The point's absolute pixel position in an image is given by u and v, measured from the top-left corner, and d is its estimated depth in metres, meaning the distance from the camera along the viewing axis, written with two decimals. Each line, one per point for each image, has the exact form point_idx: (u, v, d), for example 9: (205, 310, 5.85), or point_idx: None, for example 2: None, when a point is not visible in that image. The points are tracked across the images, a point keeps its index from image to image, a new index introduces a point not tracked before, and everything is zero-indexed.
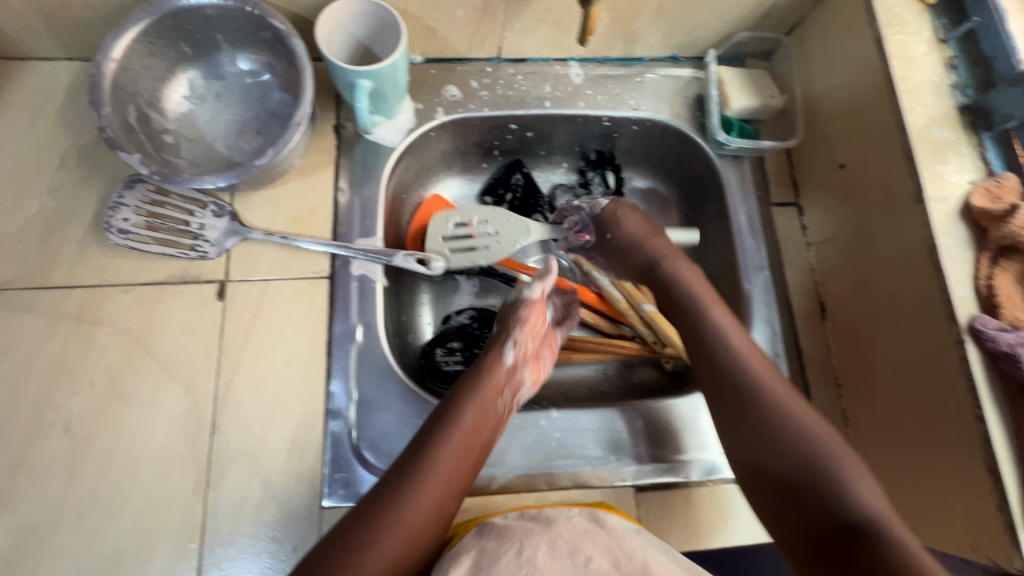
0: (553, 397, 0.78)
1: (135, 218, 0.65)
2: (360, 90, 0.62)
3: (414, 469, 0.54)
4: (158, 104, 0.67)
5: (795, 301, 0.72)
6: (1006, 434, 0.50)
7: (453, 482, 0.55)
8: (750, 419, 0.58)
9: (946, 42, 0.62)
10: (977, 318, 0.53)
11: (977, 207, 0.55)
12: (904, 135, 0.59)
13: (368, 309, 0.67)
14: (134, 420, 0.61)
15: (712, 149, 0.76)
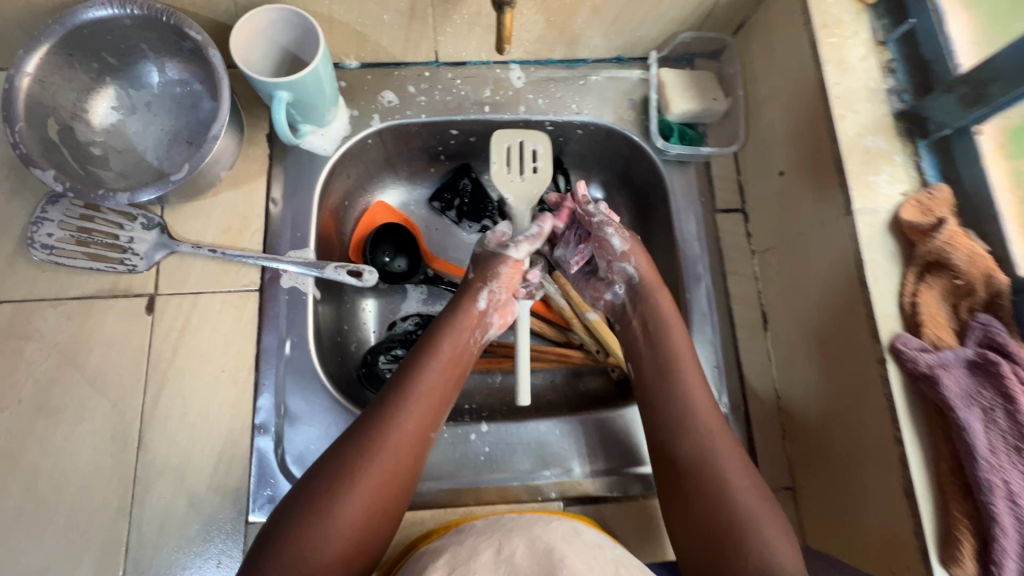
0: (497, 407, 0.77)
1: (60, 233, 0.65)
2: (279, 102, 0.61)
3: (340, 476, 0.52)
4: (83, 116, 0.66)
5: (736, 310, 0.71)
6: (924, 457, 0.49)
7: (386, 490, 0.53)
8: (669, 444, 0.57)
9: (884, 44, 0.60)
10: (899, 337, 0.51)
11: (905, 221, 0.53)
12: (835, 143, 0.57)
13: (298, 322, 0.67)
14: (61, 435, 0.61)
15: (655, 154, 0.74)
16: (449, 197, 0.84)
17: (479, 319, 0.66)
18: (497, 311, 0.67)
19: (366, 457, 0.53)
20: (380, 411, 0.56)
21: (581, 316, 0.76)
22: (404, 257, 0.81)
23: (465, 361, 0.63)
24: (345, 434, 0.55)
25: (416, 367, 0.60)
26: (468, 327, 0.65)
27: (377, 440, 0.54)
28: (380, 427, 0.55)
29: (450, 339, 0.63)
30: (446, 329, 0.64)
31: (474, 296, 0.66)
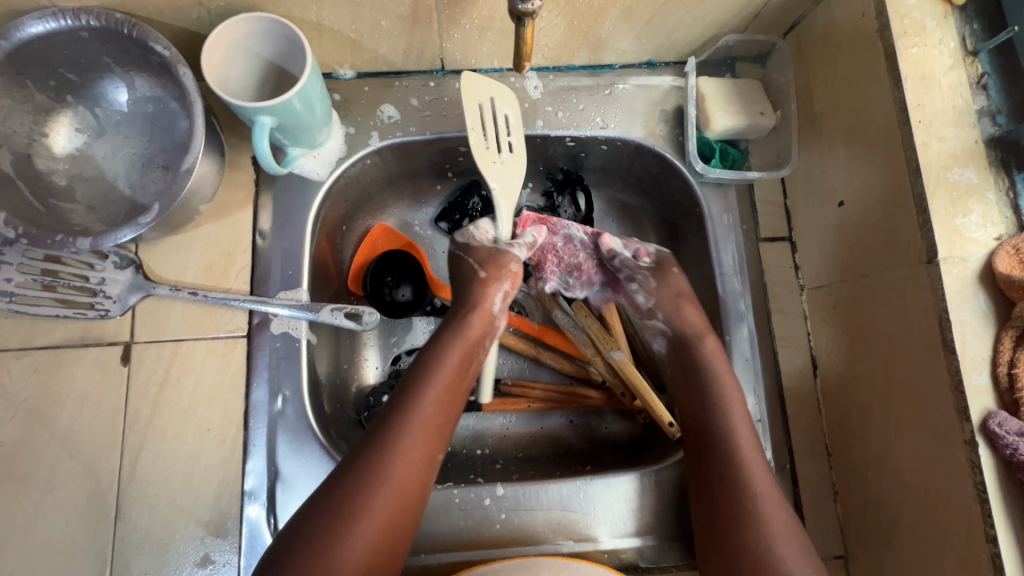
0: (510, 454, 0.70)
1: (20, 277, 0.57)
2: (261, 129, 0.53)
3: (340, 511, 0.47)
4: (43, 142, 0.58)
5: (782, 354, 0.63)
6: (1020, 559, 0.42)
7: (391, 522, 0.48)
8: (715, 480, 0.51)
9: (975, 55, 0.50)
10: (993, 416, 0.43)
11: (1001, 274, 0.45)
12: (916, 177, 0.48)
13: (291, 372, 0.60)
14: (30, 504, 0.55)
15: (691, 176, 0.65)
16: (457, 218, 0.75)
17: (491, 324, 0.59)
18: (508, 316, 0.61)
19: (372, 483, 0.48)
20: (387, 430, 0.51)
21: (604, 354, 0.67)
22: (409, 285, 0.74)
23: (475, 371, 0.57)
24: (350, 453, 0.51)
25: (422, 380, 0.54)
26: (479, 333, 0.58)
27: (384, 464, 0.49)
28: (386, 450, 0.50)
29: (458, 350, 0.56)
30: (452, 336, 0.57)
31: (490, 297, 0.59)
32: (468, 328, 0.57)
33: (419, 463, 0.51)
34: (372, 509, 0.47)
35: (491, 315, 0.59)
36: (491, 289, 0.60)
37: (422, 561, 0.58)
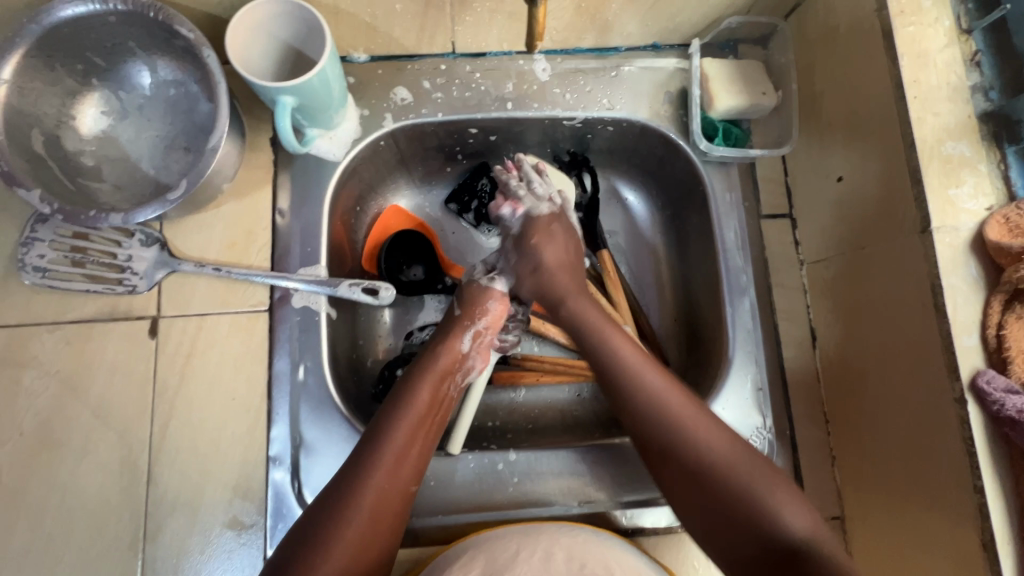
0: (520, 426, 0.73)
1: (52, 253, 0.60)
2: (282, 108, 0.55)
3: (321, 539, 0.48)
4: (70, 123, 0.60)
5: (782, 326, 0.65)
6: (1006, 508, 0.45)
7: (370, 548, 0.49)
8: (675, 467, 0.52)
9: (969, 32, 0.52)
10: (982, 374, 0.46)
11: (991, 241, 0.47)
12: (911, 150, 0.50)
13: (311, 345, 0.62)
14: (66, 469, 0.58)
15: (695, 155, 0.67)
16: (467, 200, 0.78)
17: (459, 361, 0.62)
18: (480, 355, 0.65)
19: (347, 511, 0.49)
20: (355, 466, 0.52)
21: None
22: (421, 265, 0.76)
23: (443, 408, 0.59)
24: (329, 483, 0.52)
25: (394, 412, 0.55)
26: (447, 371, 0.61)
27: (358, 493, 0.50)
28: (359, 479, 0.51)
29: (427, 386, 0.58)
30: (421, 373, 0.59)
31: (460, 335, 0.63)
32: (437, 365, 0.60)
33: (393, 495, 0.52)
34: (346, 537, 0.48)
35: (460, 353, 0.62)
36: (460, 327, 0.63)
37: (439, 522, 0.61)
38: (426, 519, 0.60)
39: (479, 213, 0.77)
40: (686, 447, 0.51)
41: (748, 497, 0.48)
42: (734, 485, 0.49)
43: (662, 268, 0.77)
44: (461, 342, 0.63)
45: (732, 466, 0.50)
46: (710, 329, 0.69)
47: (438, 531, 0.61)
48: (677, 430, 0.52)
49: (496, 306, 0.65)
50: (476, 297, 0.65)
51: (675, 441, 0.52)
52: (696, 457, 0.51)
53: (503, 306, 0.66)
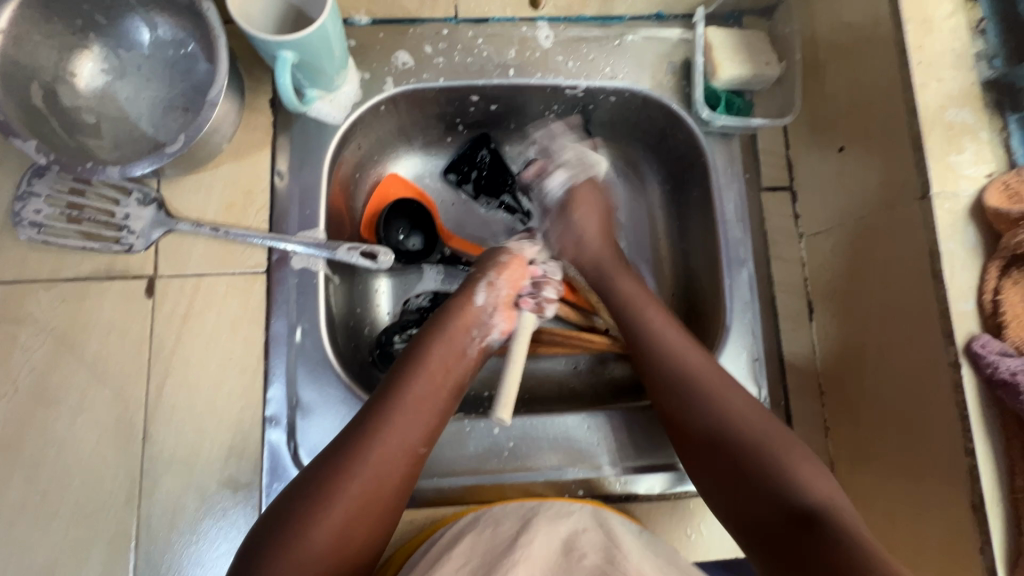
0: (516, 395, 0.73)
1: (48, 209, 0.60)
2: (282, 64, 0.55)
3: (322, 492, 0.48)
4: (67, 79, 0.59)
5: (780, 298, 0.65)
6: (997, 469, 0.45)
7: (374, 505, 0.49)
8: (676, 394, 0.55)
9: (975, 0, 0.52)
10: (977, 339, 0.46)
11: (990, 207, 0.47)
12: (913, 117, 0.50)
13: (308, 307, 0.62)
14: (63, 425, 0.58)
15: (697, 126, 0.67)
16: (466, 170, 0.76)
17: (476, 318, 0.60)
18: (499, 310, 0.62)
19: (354, 469, 0.49)
20: (366, 420, 0.52)
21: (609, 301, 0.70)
22: (419, 235, 0.74)
23: (461, 363, 0.58)
24: (334, 441, 0.52)
25: (408, 366, 0.56)
26: (460, 327, 0.59)
27: (365, 451, 0.50)
28: (369, 438, 0.51)
29: (445, 337, 0.58)
30: (436, 329, 0.59)
31: (474, 291, 0.61)
32: (453, 320, 0.59)
33: (401, 453, 0.51)
34: (348, 491, 0.48)
35: (475, 307, 0.61)
36: (476, 281, 0.62)
37: (434, 485, 0.61)
38: (422, 481, 0.61)
39: (478, 183, 0.76)
40: (701, 402, 0.53)
41: (754, 438, 0.50)
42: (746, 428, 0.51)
43: (661, 244, 0.76)
44: (480, 300, 0.61)
45: (761, 429, 0.51)
46: (708, 301, 0.69)
47: (434, 494, 0.61)
48: (713, 390, 0.54)
49: (511, 263, 0.64)
50: (491, 257, 0.65)
51: (716, 405, 0.53)
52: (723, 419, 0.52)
53: (519, 260, 0.65)
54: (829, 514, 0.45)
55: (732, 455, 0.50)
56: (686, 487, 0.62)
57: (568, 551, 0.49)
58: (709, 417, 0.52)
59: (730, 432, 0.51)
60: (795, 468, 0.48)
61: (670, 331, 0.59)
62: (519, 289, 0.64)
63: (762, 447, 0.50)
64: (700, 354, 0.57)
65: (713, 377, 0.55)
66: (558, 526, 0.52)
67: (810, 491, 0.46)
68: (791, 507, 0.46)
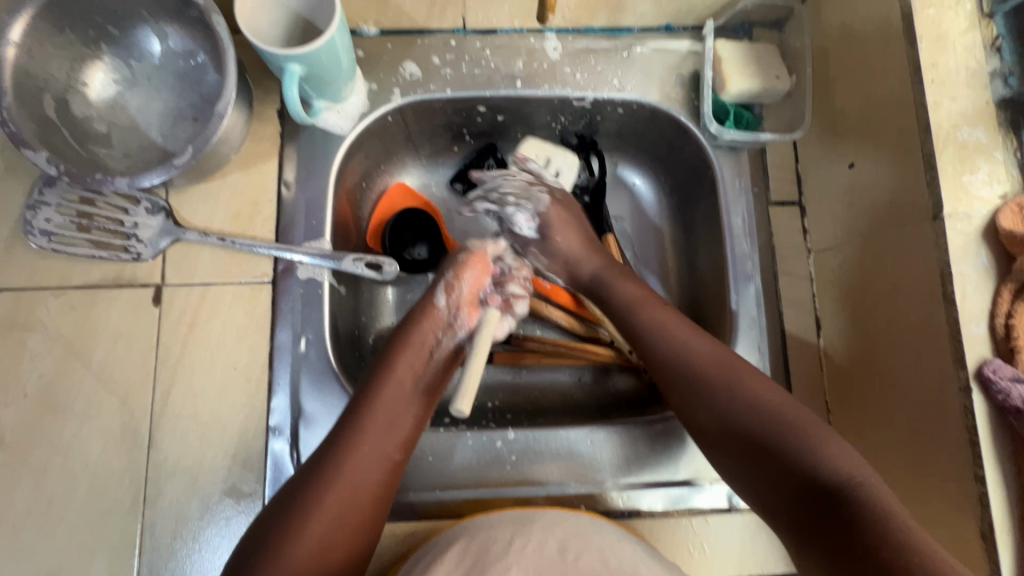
0: (520, 406, 0.73)
1: (58, 218, 0.61)
2: (290, 77, 0.55)
3: (296, 509, 0.48)
4: (79, 89, 0.60)
5: (787, 314, 0.64)
6: (1008, 497, 0.44)
7: (347, 517, 0.49)
8: (710, 389, 0.53)
9: (991, 17, 0.51)
10: (988, 363, 0.45)
11: (1004, 229, 0.46)
12: (926, 135, 0.50)
13: (312, 317, 0.62)
14: (69, 431, 0.58)
15: (705, 139, 0.67)
16: (472, 180, 0.76)
17: (439, 320, 0.60)
18: (462, 309, 0.60)
19: (325, 483, 0.49)
20: (338, 432, 0.53)
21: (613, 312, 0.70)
22: (425, 245, 0.74)
23: (428, 368, 0.58)
24: (310, 458, 0.52)
25: (377, 376, 0.56)
26: (424, 330, 0.59)
27: (339, 466, 0.50)
28: (340, 451, 0.51)
29: (410, 343, 0.58)
30: (403, 338, 0.59)
31: (433, 292, 0.61)
32: (417, 325, 0.59)
33: (372, 463, 0.52)
34: (320, 506, 0.48)
35: (438, 309, 0.60)
36: (435, 286, 0.61)
37: (436, 497, 0.61)
38: (423, 493, 0.61)
39: None
40: (740, 401, 0.51)
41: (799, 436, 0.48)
42: (791, 427, 0.49)
43: (668, 256, 0.76)
44: (438, 300, 0.60)
45: (784, 411, 0.50)
46: (714, 316, 0.68)
47: (434, 507, 0.61)
48: (742, 384, 0.52)
49: (470, 261, 0.62)
50: (452, 258, 0.64)
51: (751, 399, 0.51)
52: (762, 415, 0.50)
53: (481, 257, 0.62)
54: (858, 490, 0.45)
55: (771, 452, 0.49)
56: (689, 505, 0.61)
57: (563, 551, 0.50)
58: (732, 402, 0.51)
59: (779, 430, 0.49)
60: (821, 447, 0.47)
61: (688, 329, 0.57)
62: (482, 286, 0.61)
63: (783, 429, 0.49)
64: (713, 341, 0.56)
65: (729, 366, 0.53)
66: (556, 526, 0.53)
67: (834, 467, 0.46)
68: (821, 489, 0.46)
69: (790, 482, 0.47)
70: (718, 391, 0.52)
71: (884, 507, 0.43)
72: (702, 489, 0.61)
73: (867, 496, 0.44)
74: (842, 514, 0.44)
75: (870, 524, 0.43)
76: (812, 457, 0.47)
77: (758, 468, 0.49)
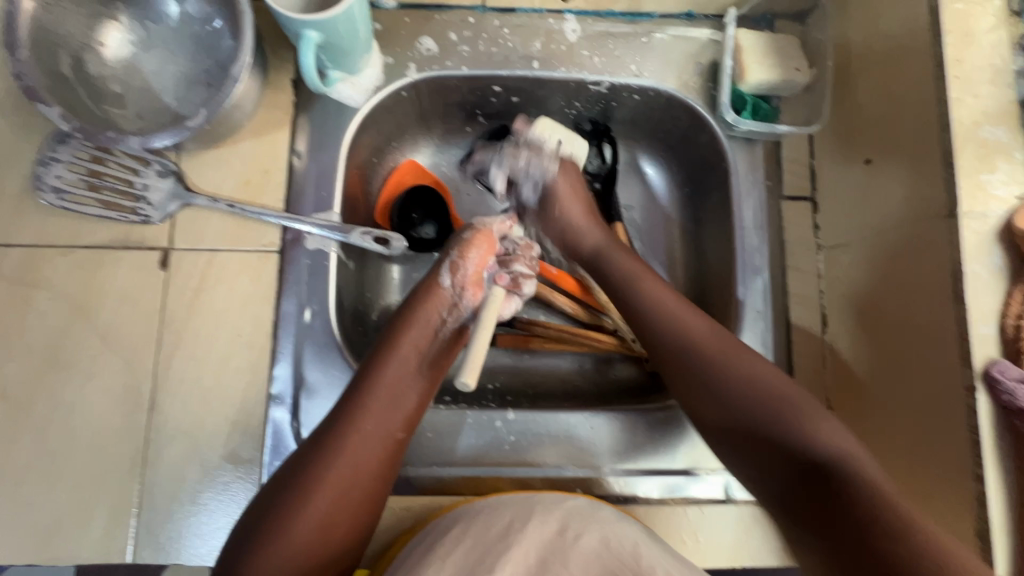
0: (521, 389, 0.73)
1: (69, 175, 0.60)
2: (307, 44, 0.55)
3: (298, 486, 0.48)
4: (95, 48, 0.59)
5: (793, 310, 0.64)
6: (1006, 498, 0.45)
7: (349, 493, 0.49)
8: (712, 362, 0.53)
9: (1020, 15, 0.51)
10: (995, 364, 0.45)
11: (1019, 230, 0.46)
12: (946, 132, 0.49)
13: (317, 289, 0.62)
14: (72, 389, 0.59)
15: (721, 130, 0.66)
16: (484, 161, 0.75)
17: (443, 298, 0.60)
18: (467, 289, 0.61)
19: (331, 459, 0.49)
20: (342, 410, 0.52)
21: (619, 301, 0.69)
22: (433, 224, 0.73)
23: (433, 344, 0.58)
24: (311, 435, 0.52)
25: (382, 352, 0.56)
26: (431, 309, 0.59)
27: (339, 442, 0.50)
28: (343, 429, 0.51)
29: (415, 321, 0.58)
30: (408, 315, 0.58)
31: (438, 272, 0.61)
32: (421, 302, 0.59)
33: (376, 439, 0.51)
34: (325, 482, 0.48)
35: (443, 288, 0.60)
36: (440, 265, 0.62)
37: (433, 473, 0.61)
38: (422, 468, 0.61)
39: (495, 175, 0.75)
40: (738, 373, 0.52)
41: (795, 420, 0.48)
42: (786, 403, 0.49)
43: (676, 247, 0.75)
44: (442, 280, 0.60)
45: (779, 392, 0.50)
46: (719, 308, 0.68)
47: (431, 484, 0.61)
48: (728, 356, 0.53)
49: (476, 240, 0.62)
50: (456, 237, 0.64)
51: (754, 377, 0.51)
52: (758, 393, 0.50)
53: (485, 235, 0.63)
54: (848, 466, 0.45)
55: (765, 428, 0.49)
56: (684, 493, 0.61)
57: (563, 531, 0.51)
58: (738, 376, 0.51)
59: (775, 409, 0.49)
60: (812, 429, 0.47)
61: (679, 305, 0.58)
62: (487, 265, 0.62)
63: (779, 410, 0.49)
64: (705, 321, 0.56)
65: (723, 344, 0.54)
66: (551, 507, 0.53)
67: (826, 443, 0.46)
68: (810, 462, 0.46)
69: (787, 463, 0.47)
70: (717, 365, 0.53)
71: (873, 480, 0.43)
72: (699, 479, 0.62)
73: (857, 472, 0.44)
74: (829, 489, 0.44)
75: (860, 496, 0.42)
76: (807, 436, 0.47)
77: (754, 443, 0.49)
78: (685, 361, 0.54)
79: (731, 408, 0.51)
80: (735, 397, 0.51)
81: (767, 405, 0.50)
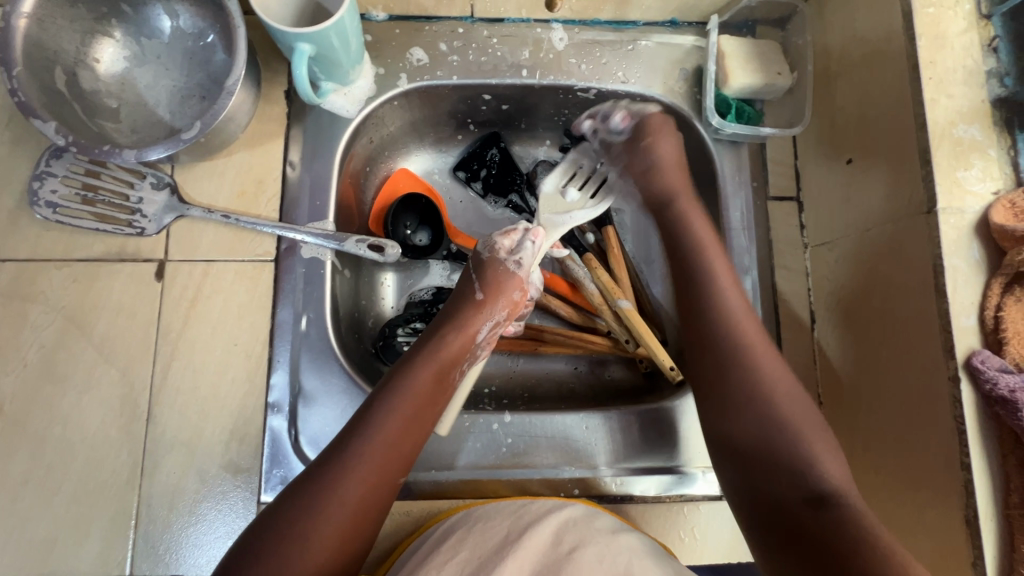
0: (516, 394, 0.73)
1: (63, 190, 0.61)
2: (300, 56, 0.56)
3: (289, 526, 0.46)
4: (88, 63, 0.60)
5: (782, 307, 0.65)
6: (991, 484, 0.46)
7: (347, 543, 0.48)
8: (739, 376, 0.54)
9: (989, 18, 0.53)
10: (977, 354, 0.47)
11: (995, 224, 0.48)
12: (923, 131, 0.51)
13: (313, 297, 0.63)
14: (68, 403, 0.59)
15: (707, 133, 0.68)
16: (475, 168, 0.77)
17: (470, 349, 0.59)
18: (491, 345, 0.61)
19: (325, 505, 0.47)
20: (343, 455, 0.50)
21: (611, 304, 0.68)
22: (427, 231, 0.74)
23: (446, 396, 0.56)
24: (306, 473, 0.50)
25: (393, 397, 0.53)
26: (454, 359, 0.57)
27: (339, 491, 0.48)
28: (344, 476, 0.49)
29: (439, 370, 0.56)
30: (427, 360, 0.56)
31: (478, 324, 0.59)
32: (447, 351, 0.57)
33: (381, 488, 0.50)
34: (325, 530, 0.47)
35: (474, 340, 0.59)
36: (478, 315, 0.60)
37: (432, 478, 0.62)
38: (419, 473, 0.61)
39: (487, 182, 0.77)
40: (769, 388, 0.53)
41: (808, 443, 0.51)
42: (796, 423, 0.52)
43: None
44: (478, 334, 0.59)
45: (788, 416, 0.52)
46: None
47: (430, 488, 0.61)
48: (763, 374, 0.54)
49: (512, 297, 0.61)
50: (497, 283, 0.61)
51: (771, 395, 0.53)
52: (774, 408, 0.52)
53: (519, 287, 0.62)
54: (844, 498, 0.48)
55: (781, 453, 0.51)
56: (681, 491, 0.62)
57: (556, 543, 0.50)
58: (766, 391, 0.53)
59: (789, 434, 0.51)
60: (817, 451, 0.50)
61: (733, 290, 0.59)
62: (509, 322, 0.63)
63: (785, 431, 0.51)
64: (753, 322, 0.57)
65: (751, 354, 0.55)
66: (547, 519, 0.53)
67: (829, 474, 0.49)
68: (811, 486, 0.49)
69: (792, 488, 0.49)
70: (751, 381, 0.54)
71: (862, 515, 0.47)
72: (694, 476, 0.62)
73: (850, 504, 0.48)
74: (830, 514, 0.47)
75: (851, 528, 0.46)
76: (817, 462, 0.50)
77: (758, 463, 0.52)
78: (724, 371, 0.55)
79: (746, 421, 0.53)
80: (761, 412, 0.53)
81: (782, 425, 0.52)
